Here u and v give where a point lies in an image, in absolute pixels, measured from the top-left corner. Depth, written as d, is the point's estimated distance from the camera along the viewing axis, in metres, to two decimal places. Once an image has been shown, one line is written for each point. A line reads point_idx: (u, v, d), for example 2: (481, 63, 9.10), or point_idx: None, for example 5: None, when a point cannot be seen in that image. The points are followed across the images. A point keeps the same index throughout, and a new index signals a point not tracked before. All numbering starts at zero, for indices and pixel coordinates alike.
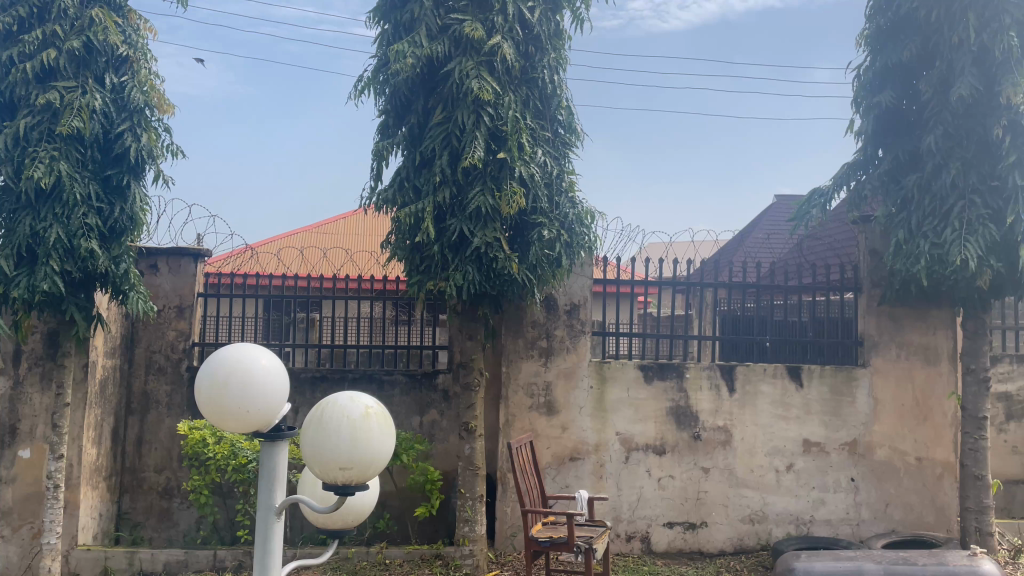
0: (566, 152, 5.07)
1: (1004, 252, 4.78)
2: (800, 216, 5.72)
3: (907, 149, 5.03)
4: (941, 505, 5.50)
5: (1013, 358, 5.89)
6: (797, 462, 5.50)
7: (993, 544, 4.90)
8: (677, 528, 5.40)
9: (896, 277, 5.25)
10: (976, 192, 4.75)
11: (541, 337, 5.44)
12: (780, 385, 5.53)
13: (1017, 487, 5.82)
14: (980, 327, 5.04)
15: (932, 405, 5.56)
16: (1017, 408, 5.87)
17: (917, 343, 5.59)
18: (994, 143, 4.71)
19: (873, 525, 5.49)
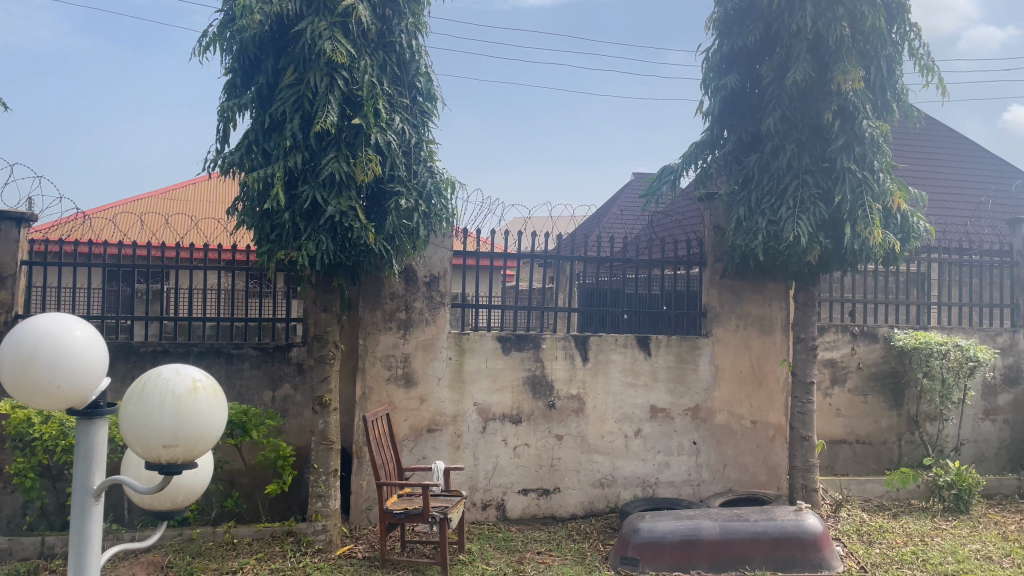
0: (424, 121, 4.99)
1: (832, 229, 5.12)
2: (651, 192, 5.95)
3: (750, 130, 5.34)
4: (773, 464, 5.92)
5: (838, 328, 6.39)
6: (644, 428, 5.75)
7: (817, 499, 5.33)
8: (531, 495, 5.53)
9: (737, 251, 5.56)
10: (809, 172, 5.08)
11: (399, 309, 5.37)
12: (631, 354, 5.74)
13: (838, 446, 6.36)
14: (810, 299, 5.42)
15: (766, 372, 5.96)
16: (840, 373, 6.38)
17: (755, 314, 5.95)
18: (826, 126, 5.03)
19: (711, 485, 5.84)
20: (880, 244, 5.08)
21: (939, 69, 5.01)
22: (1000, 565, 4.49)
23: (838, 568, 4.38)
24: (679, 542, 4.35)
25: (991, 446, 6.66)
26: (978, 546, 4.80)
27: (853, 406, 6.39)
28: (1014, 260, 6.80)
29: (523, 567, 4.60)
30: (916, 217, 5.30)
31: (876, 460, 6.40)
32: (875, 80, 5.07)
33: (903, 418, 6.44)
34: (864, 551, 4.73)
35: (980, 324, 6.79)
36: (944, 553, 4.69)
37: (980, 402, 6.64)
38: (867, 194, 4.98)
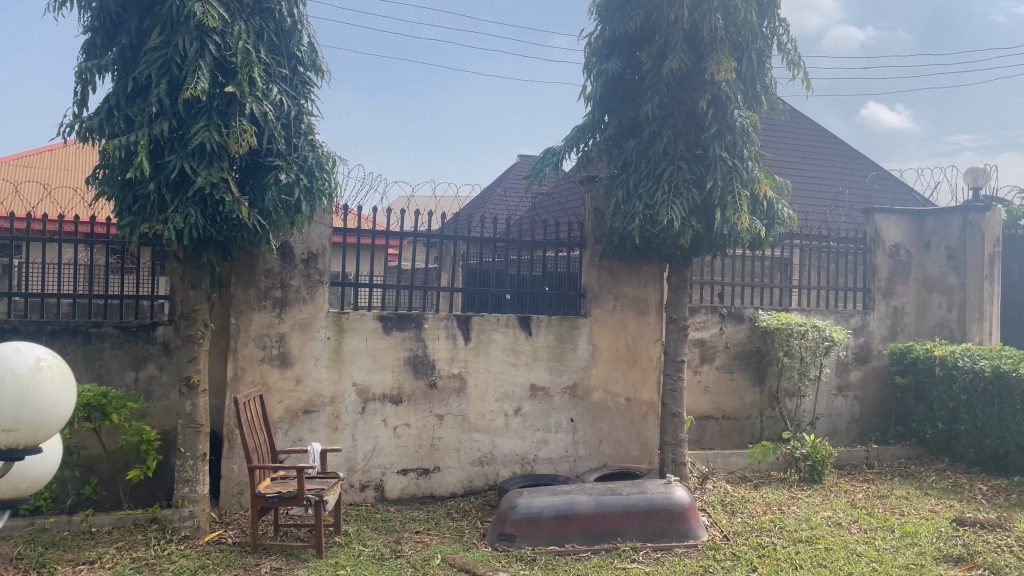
0: (304, 93, 4.80)
1: (704, 214, 5.32)
2: (534, 173, 6.00)
3: (629, 116, 5.47)
4: (645, 439, 6.15)
5: (708, 310, 6.68)
6: (524, 406, 5.83)
7: (685, 472, 5.57)
8: (410, 475, 5.50)
9: (616, 233, 5.70)
10: (683, 159, 5.26)
11: (274, 287, 5.19)
12: (512, 333, 5.79)
13: (706, 421, 6.67)
14: (683, 281, 5.63)
15: (641, 351, 6.17)
16: (709, 352, 6.68)
17: (631, 295, 6.14)
18: (700, 115, 5.21)
19: (587, 461, 6.00)
20: (747, 229, 5.33)
21: (805, 64, 5.28)
22: (848, 530, 4.84)
23: (703, 537, 4.60)
24: (554, 517, 4.45)
25: (842, 419, 7.17)
26: (829, 513, 5.15)
27: (720, 383, 6.71)
28: (866, 246, 7.33)
29: (401, 547, 4.57)
30: (781, 204, 5.59)
31: (740, 434, 6.77)
32: (746, 72, 5.29)
33: (765, 394, 6.83)
34: (727, 520, 4.99)
35: (835, 306, 7.27)
36: (799, 520, 5.00)
37: (833, 378, 7.12)
38: (736, 181, 5.21)
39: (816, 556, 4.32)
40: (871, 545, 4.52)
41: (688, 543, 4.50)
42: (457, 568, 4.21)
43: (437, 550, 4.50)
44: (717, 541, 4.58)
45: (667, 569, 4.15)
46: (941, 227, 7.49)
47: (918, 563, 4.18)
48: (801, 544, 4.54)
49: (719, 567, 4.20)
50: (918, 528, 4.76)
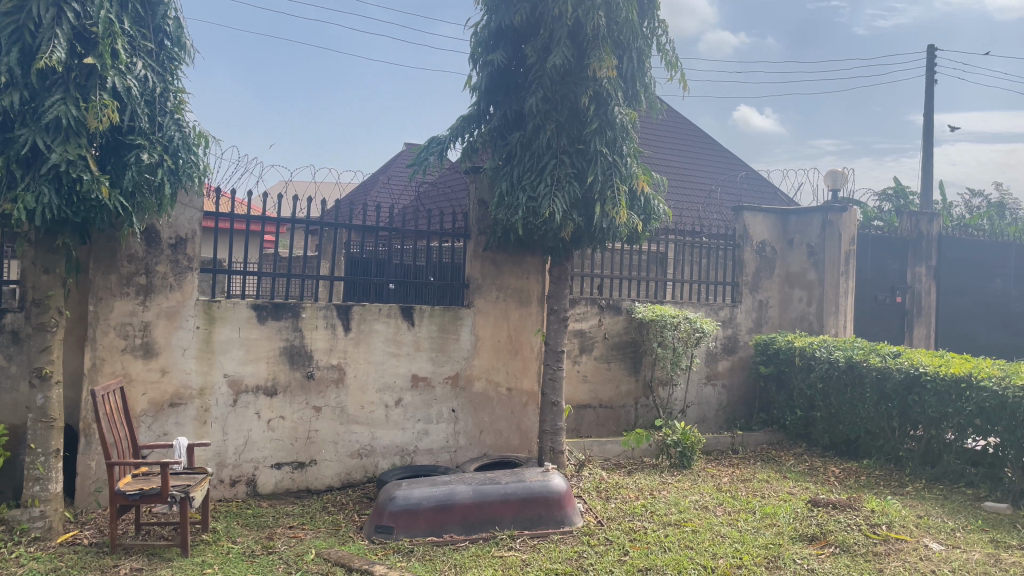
0: (172, 69, 4.53)
1: (584, 208, 5.43)
2: (418, 162, 5.93)
3: (513, 109, 5.51)
4: (525, 428, 6.24)
5: (588, 301, 6.83)
6: (404, 397, 5.77)
7: (563, 460, 5.69)
8: (285, 469, 5.35)
9: (499, 225, 5.73)
10: (565, 153, 5.34)
11: (139, 273, 4.90)
12: (394, 324, 5.72)
13: (583, 410, 6.84)
14: (563, 273, 5.73)
15: (522, 342, 6.24)
16: (588, 343, 6.84)
17: (513, 286, 6.19)
18: (582, 110, 5.31)
19: (468, 451, 6.02)
20: (625, 224, 5.48)
21: (682, 66, 5.47)
22: (714, 512, 5.08)
23: (578, 523, 4.71)
24: (433, 508, 4.44)
25: (710, 407, 7.52)
26: (696, 497, 5.39)
27: (598, 373, 6.89)
28: (735, 243, 7.71)
29: (273, 542, 4.44)
30: (657, 200, 5.77)
31: (616, 422, 6.97)
32: (627, 70, 5.43)
33: (640, 383, 7.06)
34: (602, 506, 5.13)
35: (707, 299, 7.60)
36: (669, 504, 5.21)
37: (703, 368, 7.46)
38: (616, 176, 5.34)
39: (683, 539, 4.51)
40: (734, 526, 4.76)
41: (564, 530, 4.60)
42: (331, 562, 4.13)
43: (312, 545, 4.39)
44: (592, 527, 4.71)
45: (543, 556, 4.23)
46: (803, 226, 7.96)
47: (776, 542, 4.44)
48: (670, 527, 4.73)
49: (593, 551, 4.31)
50: (777, 510, 5.06)
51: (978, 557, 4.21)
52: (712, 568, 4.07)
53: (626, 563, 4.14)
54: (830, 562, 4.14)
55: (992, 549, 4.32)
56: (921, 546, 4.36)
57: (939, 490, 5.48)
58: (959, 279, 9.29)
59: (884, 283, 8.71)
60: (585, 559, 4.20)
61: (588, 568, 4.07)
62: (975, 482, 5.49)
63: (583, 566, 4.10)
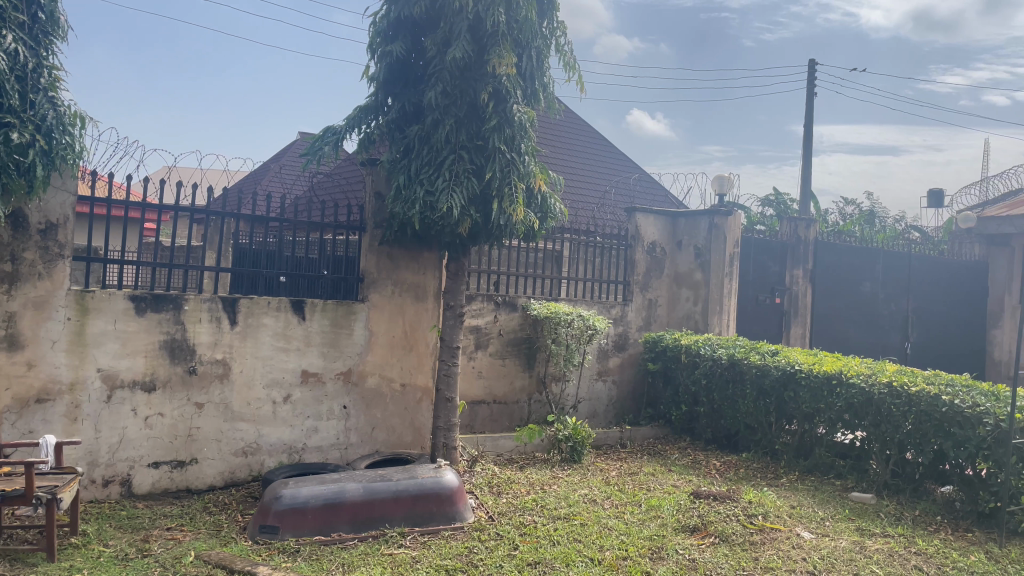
0: (45, 43, 4.22)
1: (482, 204, 5.43)
2: (313, 152, 5.77)
3: (412, 102, 5.45)
4: (418, 424, 6.20)
5: (484, 298, 6.84)
6: (293, 393, 5.61)
7: (455, 456, 5.69)
8: (163, 468, 5.10)
9: (395, 219, 5.65)
10: (464, 148, 5.34)
11: (3, 260, 4.55)
12: (283, 318, 5.55)
13: (477, 406, 6.85)
14: (460, 269, 5.71)
15: (417, 337, 6.18)
16: (483, 339, 6.86)
17: (409, 281, 6.12)
18: (481, 106, 5.31)
19: (359, 448, 5.92)
20: (522, 221, 5.51)
21: (580, 68, 5.56)
22: (602, 505, 5.20)
23: (469, 518, 4.71)
24: (321, 506, 4.34)
25: (601, 403, 7.70)
26: (585, 491, 5.50)
27: (493, 369, 6.92)
28: (628, 243, 7.92)
29: (149, 545, 4.22)
30: (554, 199, 5.82)
31: (509, 418, 7.03)
32: (526, 69, 5.47)
33: (534, 379, 7.15)
34: (493, 502, 5.16)
35: (600, 297, 7.76)
36: (559, 498, 5.29)
37: (595, 364, 7.62)
38: (514, 174, 5.38)
39: (572, 532, 4.59)
40: (621, 519, 4.88)
41: (455, 526, 4.59)
42: (212, 564, 3.97)
43: (191, 547, 4.20)
44: (483, 522, 4.72)
45: (433, 552, 4.21)
46: (691, 228, 8.24)
47: (661, 534, 4.58)
48: (560, 521, 4.81)
49: (483, 547, 4.33)
50: (661, 502, 5.23)
51: (845, 544, 4.48)
52: (599, 560, 4.17)
53: (515, 557, 4.17)
54: (709, 552, 4.32)
55: (857, 536, 4.62)
56: (794, 535, 4.61)
57: (811, 482, 5.81)
58: (832, 282, 9.84)
59: (764, 284, 9.16)
60: (475, 554, 4.21)
61: (478, 563, 4.08)
62: (843, 473, 5.85)
63: (473, 561, 4.11)
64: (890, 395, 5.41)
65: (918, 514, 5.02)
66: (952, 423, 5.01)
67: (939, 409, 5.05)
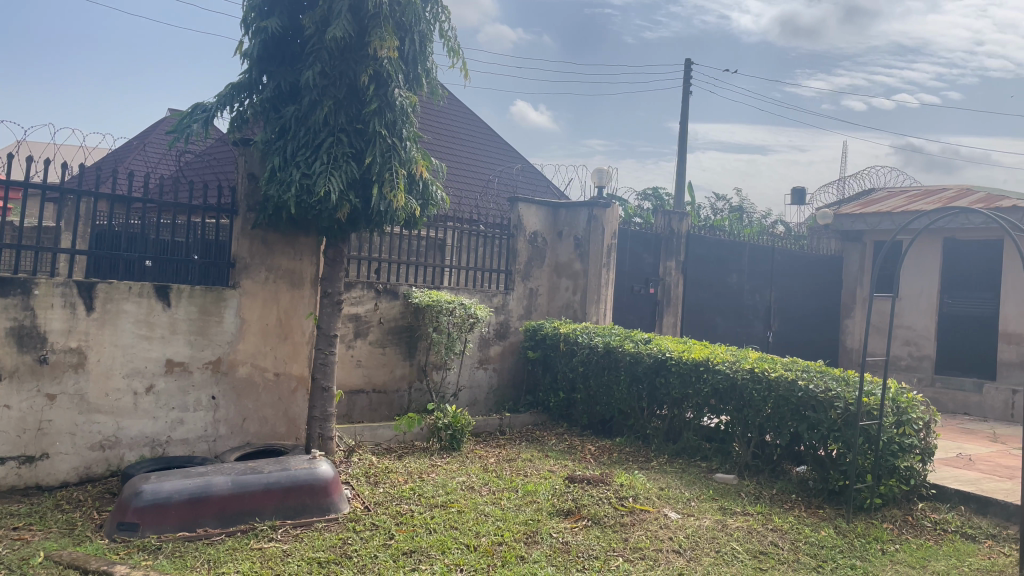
0: None
1: (362, 189, 5.31)
2: (180, 129, 5.43)
3: (289, 80, 5.26)
4: (292, 415, 6.02)
5: (364, 285, 6.71)
6: (157, 383, 5.32)
7: (331, 446, 5.56)
8: (9, 464, 4.71)
9: (269, 202, 5.44)
10: (343, 131, 5.21)
11: None
12: (146, 304, 5.24)
13: (356, 395, 6.73)
14: (338, 256, 5.58)
15: (292, 325, 6.00)
16: (363, 327, 6.74)
17: (284, 267, 5.92)
18: (361, 89, 5.21)
19: (228, 440, 5.70)
20: (403, 207, 5.42)
21: (463, 54, 5.53)
22: (479, 492, 5.22)
23: (344, 510, 4.62)
24: (186, 501, 4.14)
25: (482, 390, 7.73)
26: (463, 479, 5.51)
27: (372, 358, 6.81)
28: (510, 233, 7.97)
29: None
30: (436, 186, 5.77)
31: (388, 407, 6.95)
32: (408, 53, 5.39)
33: (414, 368, 7.09)
34: (369, 492, 5.08)
35: (482, 286, 7.78)
36: (436, 487, 5.27)
37: (476, 352, 7.65)
38: (394, 159, 5.29)
39: (449, 520, 4.58)
40: (497, 505, 4.92)
41: (329, 517, 4.49)
42: (63, 565, 3.71)
43: (40, 548, 3.92)
44: (358, 512, 4.64)
45: (305, 545, 4.10)
46: (571, 219, 8.38)
47: (536, 518, 4.65)
48: (436, 509, 4.79)
49: (358, 537, 4.25)
50: (537, 487, 5.31)
51: (708, 523, 4.70)
52: (475, 546, 4.18)
53: (391, 547, 4.12)
54: (582, 535, 4.42)
55: (719, 515, 4.85)
56: (661, 515, 4.79)
57: (679, 464, 6.05)
58: (702, 274, 10.28)
59: (639, 275, 9.52)
60: (349, 545, 4.13)
61: (351, 555, 4.00)
62: (708, 456, 6.12)
63: (346, 553, 4.03)
64: (752, 381, 5.71)
65: (776, 493, 5.32)
66: (807, 407, 5.34)
67: (796, 394, 5.37)
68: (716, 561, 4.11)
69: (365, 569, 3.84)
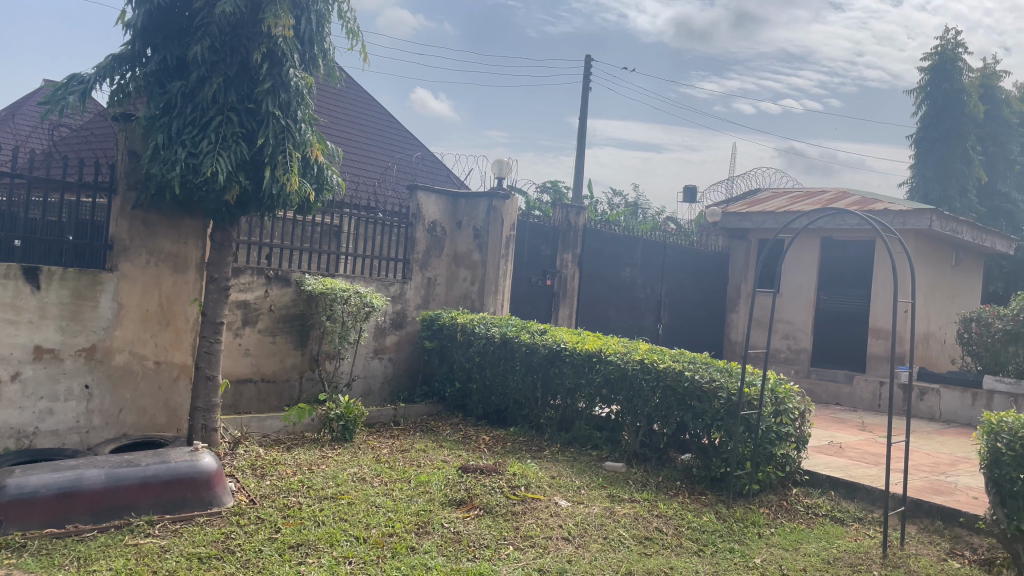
0: None
1: (252, 171, 5.11)
2: (53, 100, 5.06)
3: (176, 55, 4.99)
4: (173, 405, 5.75)
5: (254, 271, 6.49)
6: (23, 371, 4.97)
7: (215, 438, 5.36)
8: None
9: (152, 182, 5.16)
10: (233, 110, 4.99)
11: None
12: (13, 287, 4.88)
13: (243, 385, 6.50)
14: (226, 240, 5.36)
15: (175, 311, 5.71)
16: (252, 315, 6.52)
17: (167, 251, 5.63)
18: (253, 68, 5.02)
19: (102, 431, 5.38)
20: (296, 191, 5.25)
21: (362, 37, 5.40)
22: (371, 483, 5.15)
23: (228, 503, 4.44)
24: (54, 496, 3.89)
25: (376, 380, 7.62)
26: (354, 470, 5.41)
27: (261, 347, 6.60)
28: (408, 221, 7.87)
29: None
30: (330, 170, 5.62)
31: (277, 397, 6.75)
32: (305, 32, 5.22)
33: (305, 357, 6.91)
34: (255, 484, 4.92)
35: (378, 274, 7.65)
36: (326, 478, 5.15)
37: (370, 341, 7.54)
38: (288, 142, 5.11)
39: (338, 512, 4.49)
40: (389, 496, 4.85)
41: (211, 511, 4.30)
42: None
43: None
44: (243, 506, 4.47)
45: (185, 540, 3.92)
46: (470, 209, 8.36)
47: (428, 509, 4.62)
48: (326, 501, 4.68)
49: (242, 532, 4.10)
50: (430, 477, 5.28)
51: (597, 510, 4.80)
52: (364, 538, 4.11)
53: (276, 540, 4.01)
54: (473, 524, 4.43)
55: (608, 502, 4.96)
56: (552, 503, 4.86)
57: (570, 453, 6.15)
58: (597, 267, 10.48)
59: (537, 267, 9.61)
60: (232, 539, 3.98)
61: (234, 550, 3.86)
62: (599, 444, 6.26)
63: (229, 548, 3.88)
64: (642, 371, 5.87)
65: (661, 480, 5.50)
66: (693, 397, 5.53)
67: (682, 384, 5.55)
68: (604, 547, 4.20)
69: (248, 564, 3.71)
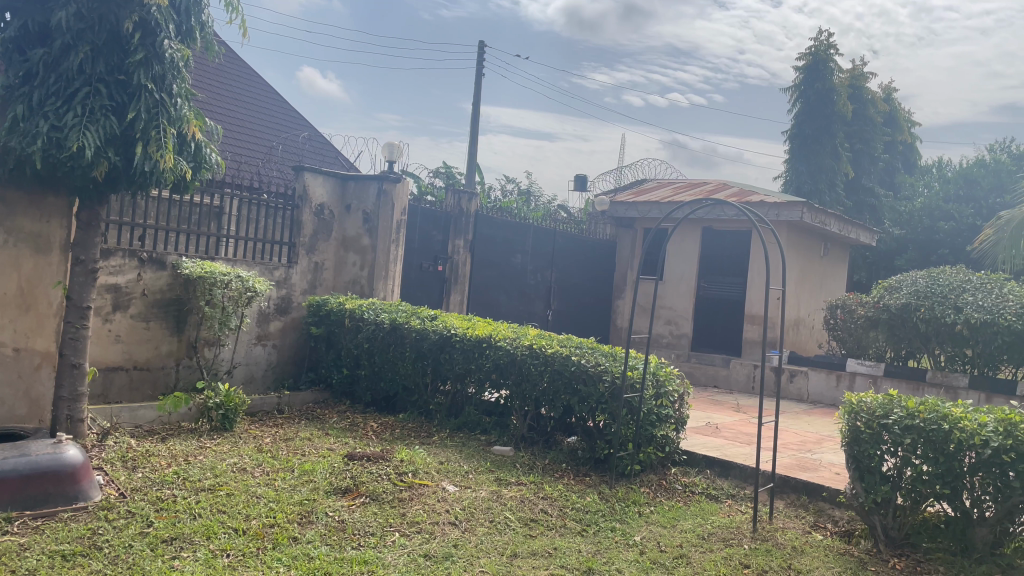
0: None
1: (123, 146, 4.80)
2: None
3: (37, 19, 4.65)
4: (35, 395, 5.36)
5: (125, 253, 6.16)
6: None
7: (81, 429, 5.05)
8: None
9: (9, 156, 4.79)
10: (102, 82, 4.69)
11: None
12: None
13: (113, 373, 6.19)
14: (93, 219, 5.03)
15: (36, 295, 5.32)
16: (123, 299, 6.20)
17: (26, 230, 5.24)
18: (124, 37, 4.72)
19: None
20: (171, 169, 4.96)
21: (243, 11, 5.17)
22: (251, 474, 4.98)
23: (95, 498, 4.20)
24: None
25: (258, 367, 7.40)
26: (234, 460, 5.23)
27: (133, 333, 6.28)
28: (294, 204, 7.66)
29: None
30: (209, 148, 5.36)
31: (151, 385, 6.44)
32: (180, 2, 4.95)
33: (183, 343, 6.60)
34: (126, 477, 4.68)
35: (262, 258, 7.40)
36: (203, 470, 4.95)
37: (253, 328, 7.31)
38: (162, 117, 4.83)
39: (215, 504, 4.33)
40: (270, 486, 4.72)
41: (77, 506, 4.05)
42: None
43: None
44: (112, 500, 4.24)
45: (46, 538, 3.68)
46: (360, 192, 8.20)
47: (312, 498, 4.53)
48: (202, 493, 4.50)
49: (110, 527, 3.88)
50: (315, 466, 5.17)
51: (484, 494, 4.83)
52: (244, 530, 3.99)
53: (148, 535, 3.82)
54: (359, 512, 4.37)
55: (495, 486, 5.01)
56: (439, 489, 4.86)
57: (459, 438, 6.16)
58: (489, 253, 10.52)
59: (427, 252, 9.57)
60: (100, 535, 3.77)
61: (102, 546, 3.65)
62: (488, 429, 6.30)
63: (96, 544, 3.67)
64: (530, 356, 5.94)
65: (547, 462, 5.59)
66: (579, 381, 5.64)
67: (569, 368, 5.65)
68: (489, 530, 4.24)
69: (117, 560, 3.52)
